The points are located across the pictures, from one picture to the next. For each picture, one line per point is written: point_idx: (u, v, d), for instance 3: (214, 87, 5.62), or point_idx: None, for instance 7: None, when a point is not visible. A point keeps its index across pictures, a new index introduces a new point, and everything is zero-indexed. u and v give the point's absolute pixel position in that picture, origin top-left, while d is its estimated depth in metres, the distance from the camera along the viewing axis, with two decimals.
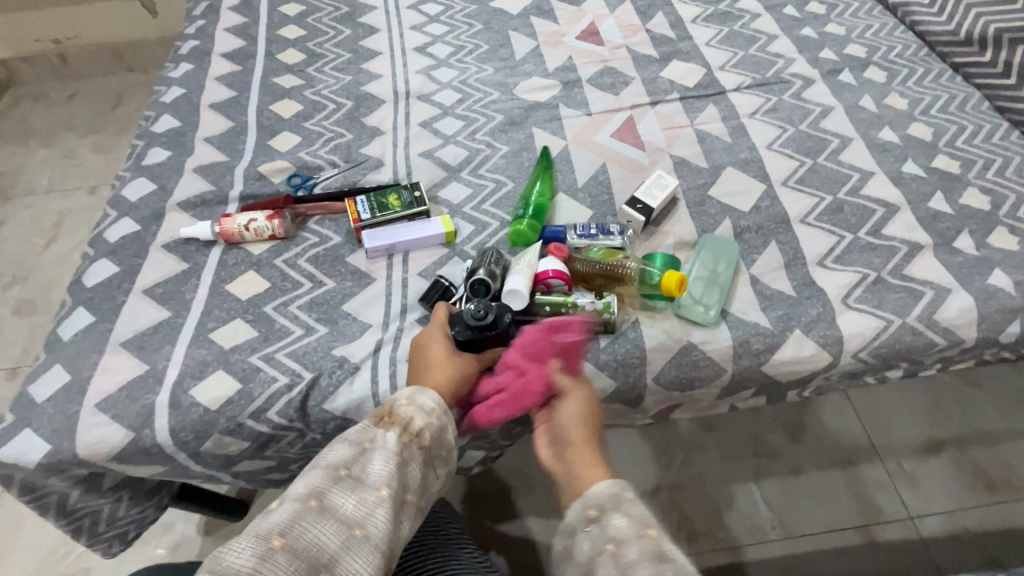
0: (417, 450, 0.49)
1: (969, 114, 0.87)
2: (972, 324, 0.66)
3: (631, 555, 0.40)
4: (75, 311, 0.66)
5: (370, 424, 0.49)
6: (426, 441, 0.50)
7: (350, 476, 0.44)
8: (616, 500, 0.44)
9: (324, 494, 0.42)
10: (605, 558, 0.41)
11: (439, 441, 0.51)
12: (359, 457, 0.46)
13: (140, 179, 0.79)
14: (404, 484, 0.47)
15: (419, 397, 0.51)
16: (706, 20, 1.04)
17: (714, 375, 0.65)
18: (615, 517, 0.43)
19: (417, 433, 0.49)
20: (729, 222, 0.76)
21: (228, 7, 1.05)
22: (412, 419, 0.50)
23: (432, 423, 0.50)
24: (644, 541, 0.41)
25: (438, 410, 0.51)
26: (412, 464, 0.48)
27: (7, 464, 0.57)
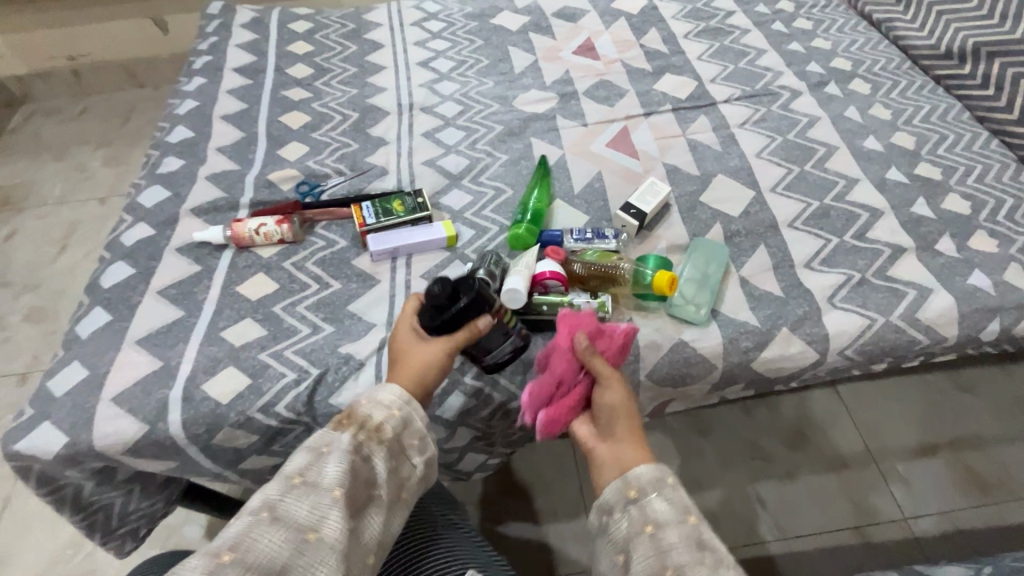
0: (378, 446, 0.51)
1: (950, 124, 0.90)
2: (954, 322, 0.68)
3: (669, 537, 0.45)
4: (93, 311, 0.69)
5: (331, 428, 0.51)
6: (386, 435, 0.52)
7: (305, 482, 0.47)
8: (656, 484, 0.49)
9: (279, 503, 0.45)
10: (644, 538, 0.46)
11: (405, 433, 0.53)
12: (313, 463, 0.48)
13: (155, 186, 0.83)
14: (369, 480, 0.50)
15: (380, 393, 0.54)
16: (698, 35, 1.09)
17: (705, 372, 0.67)
18: (654, 499, 0.48)
19: (378, 430, 0.52)
20: (720, 226, 0.79)
21: (240, 25, 1.10)
22: (370, 417, 0.52)
23: (393, 417, 0.52)
24: (683, 526, 0.46)
25: (401, 404, 0.53)
26: (375, 459, 0.50)
27: (27, 456, 0.59)
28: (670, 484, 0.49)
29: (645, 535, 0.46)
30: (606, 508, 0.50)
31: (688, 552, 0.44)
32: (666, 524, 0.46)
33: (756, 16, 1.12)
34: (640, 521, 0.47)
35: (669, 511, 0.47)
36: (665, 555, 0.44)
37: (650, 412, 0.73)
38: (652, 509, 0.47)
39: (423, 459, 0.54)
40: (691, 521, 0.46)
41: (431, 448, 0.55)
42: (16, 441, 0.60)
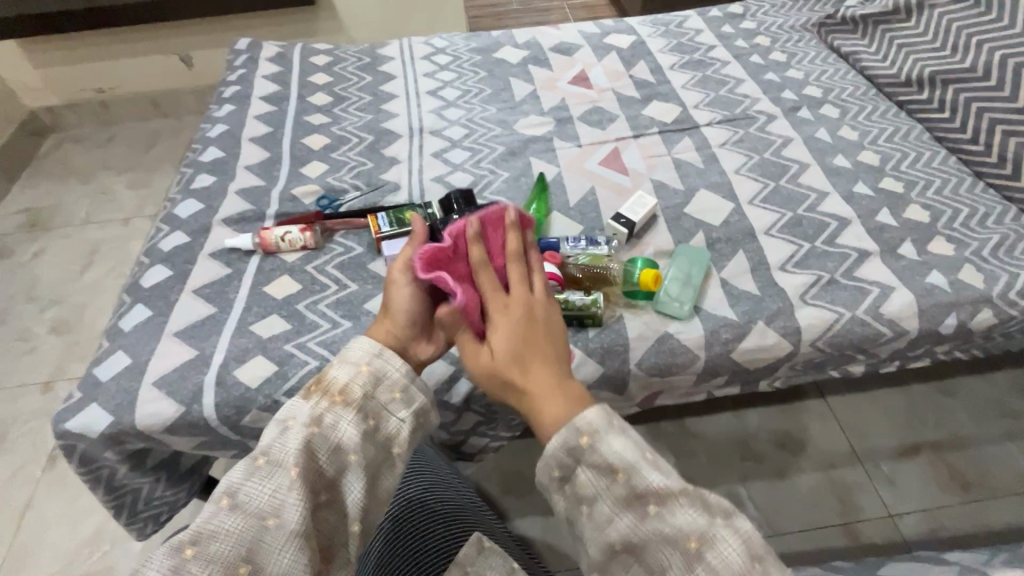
0: (346, 409, 0.49)
1: (911, 143, 0.99)
2: (913, 317, 0.76)
3: (604, 509, 0.43)
4: (135, 307, 0.77)
5: (299, 397, 0.50)
6: (353, 396, 0.49)
7: (267, 459, 0.46)
8: (575, 457, 0.44)
9: (241, 485, 0.44)
10: (583, 520, 0.44)
11: (379, 390, 0.51)
12: (276, 437, 0.47)
13: (189, 200, 0.92)
14: (342, 447, 0.47)
15: (351, 349, 0.53)
16: (682, 67, 1.19)
17: (689, 362, 0.74)
18: (579, 472, 0.44)
19: (345, 392, 0.50)
20: (702, 234, 0.87)
21: (266, 59, 1.21)
22: (334, 381, 0.50)
23: (360, 375, 0.51)
24: (615, 488, 0.43)
25: (369, 359, 0.52)
26: (343, 423, 0.48)
27: (76, 434, 0.66)
28: (589, 446, 0.44)
29: (582, 515, 0.44)
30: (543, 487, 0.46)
31: (629, 513, 0.42)
32: (598, 496, 0.43)
33: (735, 50, 1.23)
34: (575, 499, 0.44)
35: (596, 479, 0.44)
36: (609, 528, 0.42)
37: (641, 401, 0.79)
38: (581, 486, 0.44)
39: (409, 413, 0.51)
40: (620, 479, 0.43)
41: (416, 399, 0.52)
42: (66, 420, 0.66)
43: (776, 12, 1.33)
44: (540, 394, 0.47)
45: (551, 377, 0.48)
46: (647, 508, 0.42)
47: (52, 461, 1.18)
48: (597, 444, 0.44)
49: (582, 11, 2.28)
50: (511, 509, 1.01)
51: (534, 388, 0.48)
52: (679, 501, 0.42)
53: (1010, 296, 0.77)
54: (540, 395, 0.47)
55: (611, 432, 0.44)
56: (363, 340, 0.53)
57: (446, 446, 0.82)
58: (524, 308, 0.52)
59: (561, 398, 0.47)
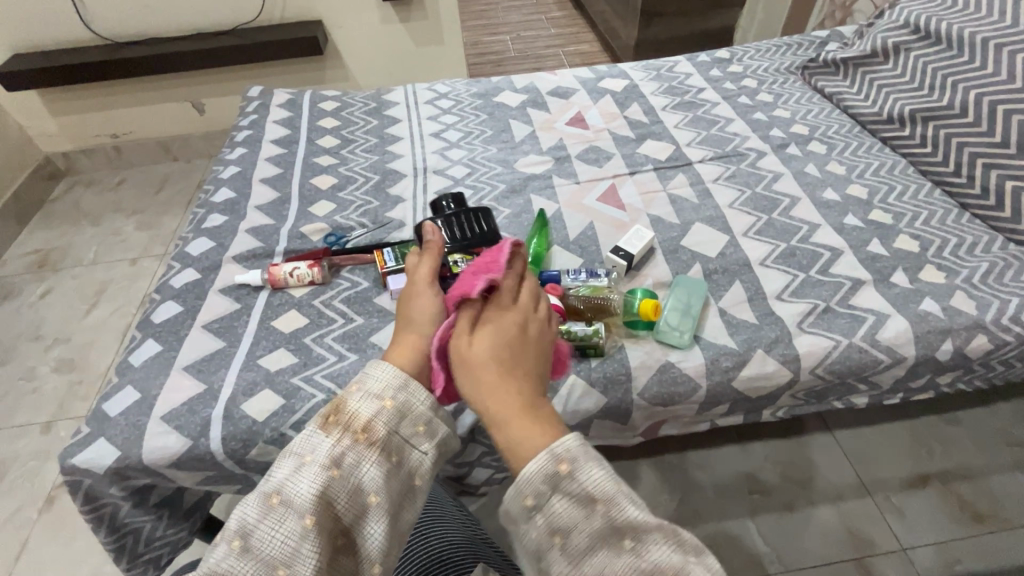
0: (368, 449, 0.47)
1: (897, 176, 1.04)
2: (909, 343, 0.77)
3: (580, 541, 0.41)
4: (145, 342, 0.79)
5: (316, 428, 0.49)
6: (376, 434, 0.48)
7: (281, 501, 0.45)
8: (552, 482, 0.42)
9: (253, 528, 0.44)
10: (557, 552, 0.41)
11: (403, 425, 0.50)
12: (292, 478, 0.46)
13: (201, 238, 0.95)
14: (362, 489, 0.47)
15: (371, 377, 0.51)
16: (674, 108, 1.25)
17: (691, 391, 0.75)
18: (555, 502, 0.42)
19: (367, 430, 0.48)
20: (700, 265, 0.90)
21: (277, 105, 1.27)
22: (356, 416, 0.49)
23: (383, 412, 0.49)
24: (593, 519, 0.41)
25: (393, 393, 0.50)
26: (364, 465, 0.47)
27: (81, 470, 0.66)
28: (568, 475, 0.42)
29: (555, 548, 0.41)
30: (511, 518, 0.43)
31: (605, 547, 0.40)
32: (575, 527, 0.41)
33: (724, 91, 1.30)
34: (547, 532, 0.41)
35: (573, 510, 0.41)
36: (584, 561, 0.40)
37: (646, 430, 0.81)
38: (555, 514, 0.41)
39: (433, 445, 0.51)
40: (599, 509, 0.41)
41: (440, 432, 0.52)
42: (72, 455, 0.67)
43: (762, 56, 1.40)
44: (513, 420, 0.45)
45: (522, 397, 0.47)
46: (623, 541, 0.40)
47: (49, 503, 1.16)
48: (577, 472, 0.42)
49: (576, 57, 2.40)
50: None
51: (506, 407, 0.46)
52: (652, 537, 0.40)
53: (1003, 322, 0.78)
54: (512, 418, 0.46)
55: (590, 464, 0.42)
56: (385, 367, 0.51)
57: (451, 477, 0.82)
58: (521, 320, 0.53)
59: (535, 423, 0.45)
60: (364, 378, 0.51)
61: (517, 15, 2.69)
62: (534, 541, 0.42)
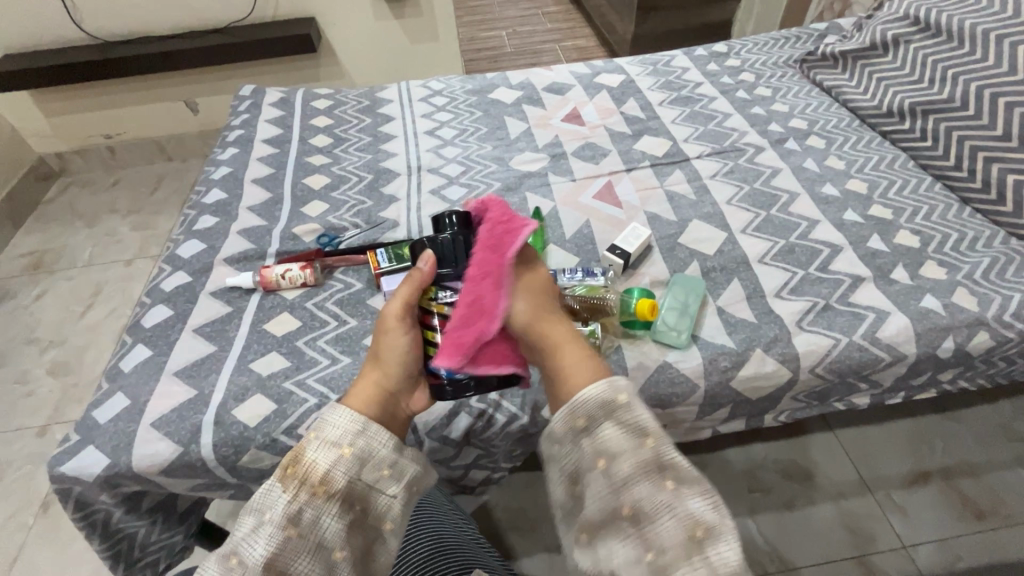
0: (327, 503, 0.49)
1: (897, 171, 1.02)
2: (911, 340, 0.76)
3: (623, 469, 0.47)
4: (135, 347, 0.77)
5: (276, 482, 0.50)
6: (336, 487, 0.50)
7: (239, 560, 0.47)
8: (607, 411, 0.49)
9: None
10: (598, 474, 0.48)
11: (365, 471, 0.51)
12: (251, 536, 0.48)
13: (192, 240, 0.93)
14: (325, 544, 0.49)
15: (328, 424, 0.53)
16: (671, 103, 1.24)
17: (689, 391, 0.74)
18: (606, 428, 0.49)
19: (326, 482, 0.50)
20: (697, 263, 0.89)
21: (269, 103, 1.25)
22: (315, 468, 0.50)
23: (342, 462, 0.50)
24: (641, 453, 0.47)
25: (351, 439, 0.52)
26: (325, 519, 0.49)
27: (70, 478, 0.65)
28: (624, 406, 0.49)
29: (598, 471, 0.48)
30: (556, 438, 0.51)
31: (647, 482, 0.46)
32: (622, 454, 0.47)
33: (722, 86, 1.28)
34: (593, 455, 0.48)
35: (622, 441, 0.48)
36: (624, 490, 0.46)
37: None
38: (605, 442, 0.48)
39: (399, 487, 0.53)
40: (648, 445, 0.47)
41: (407, 473, 0.53)
42: (61, 464, 0.66)
43: (760, 49, 1.38)
44: (567, 360, 0.54)
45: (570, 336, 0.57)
46: (665, 482, 0.46)
47: (44, 508, 1.15)
48: (632, 406, 0.49)
49: (573, 53, 2.37)
50: (515, 547, 0.99)
51: (562, 349, 0.55)
52: (692, 489, 0.45)
53: (1005, 318, 0.77)
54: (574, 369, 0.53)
55: (641, 403, 0.49)
56: (345, 414, 0.53)
57: (448, 480, 0.82)
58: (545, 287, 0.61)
59: (586, 365, 0.53)
60: (324, 426, 0.53)
61: (514, 10, 2.66)
62: (578, 460, 0.49)
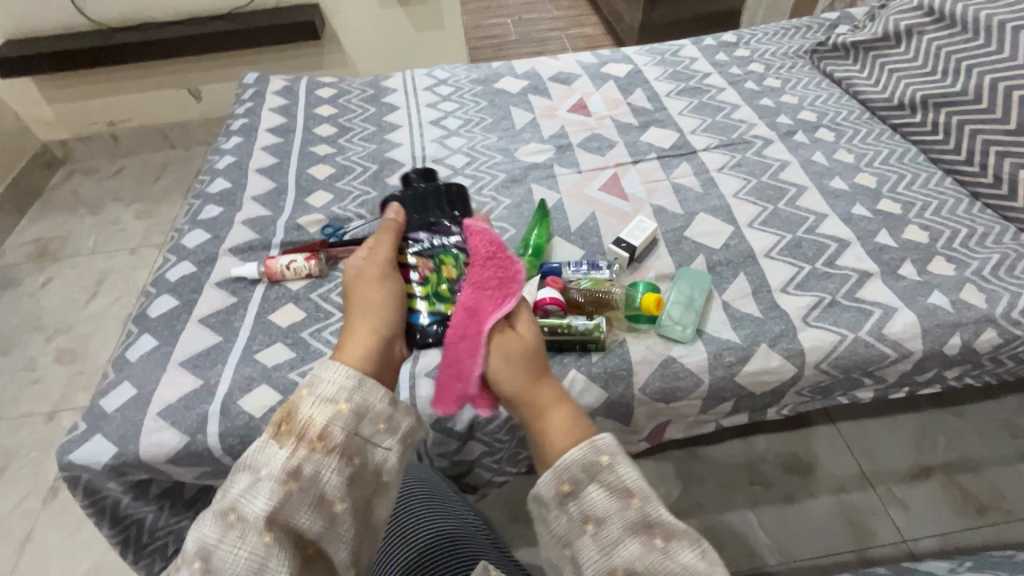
0: (327, 457, 0.47)
1: (907, 165, 1.01)
2: (917, 337, 0.76)
3: (612, 530, 0.44)
4: (141, 337, 0.78)
5: (269, 438, 0.48)
6: (333, 440, 0.48)
7: (237, 517, 0.44)
8: (591, 472, 0.47)
9: (215, 545, 0.43)
10: (588, 538, 0.45)
11: (362, 425, 0.50)
12: (246, 493, 0.45)
13: (196, 230, 0.93)
14: (325, 498, 0.46)
15: (322, 381, 0.51)
16: (679, 94, 1.22)
17: (693, 386, 0.74)
18: (591, 489, 0.46)
19: (323, 437, 0.48)
20: (703, 257, 0.88)
21: (273, 92, 1.25)
22: (310, 424, 0.48)
23: (340, 416, 0.49)
24: (627, 512, 0.45)
25: (348, 395, 0.50)
26: (325, 473, 0.47)
27: (78, 465, 0.66)
28: (608, 465, 0.47)
29: (587, 534, 0.45)
30: (543, 502, 0.48)
31: (636, 542, 0.43)
32: (609, 517, 0.45)
33: (730, 76, 1.27)
34: (581, 518, 0.45)
35: (608, 502, 0.45)
36: (614, 552, 0.43)
37: (651, 431, 0.80)
38: (591, 503, 0.46)
39: (395, 441, 0.51)
40: (635, 505, 0.45)
41: (402, 427, 0.52)
42: (70, 452, 0.66)
43: (769, 39, 1.36)
44: (551, 419, 0.52)
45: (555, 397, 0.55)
46: (654, 539, 0.43)
47: (53, 493, 1.17)
48: (616, 465, 0.47)
49: (580, 41, 2.34)
50: (518, 536, 0.99)
51: (545, 406, 0.54)
52: (681, 542, 0.43)
53: (1013, 316, 0.77)
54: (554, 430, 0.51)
55: (625, 460, 0.47)
56: (339, 367, 0.51)
57: (451, 476, 0.83)
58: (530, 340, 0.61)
59: (565, 426, 0.51)
60: (317, 381, 0.51)
61: None
62: (565, 524, 0.46)
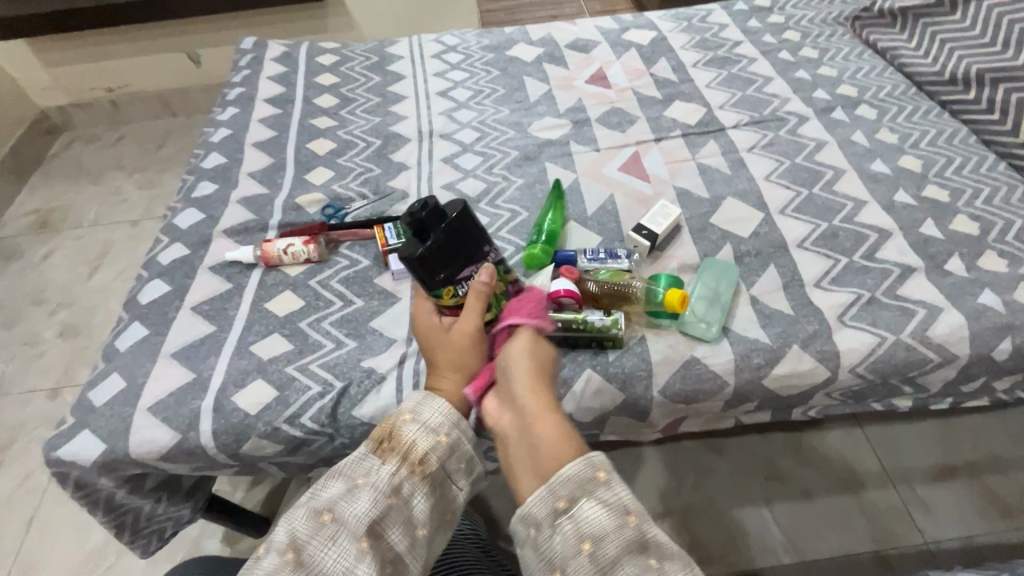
0: (421, 481, 0.52)
1: (957, 147, 0.92)
2: (965, 340, 0.70)
3: (608, 551, 0.41)
4: (131, 325, 0.74)
5: (371, 454, 0.52)
6: (429, 466, 0.53)
7: (332, 518, 0.47)
8: (587, 487, 0.44)
9: (307, 542, 0.46)
10: (583, 559, 0.41)
11: (451, 459, 0.54)
12: (345, 497, 0.49)
13: (190, 210, 0.88)
14: (412, 520, 0.51)
15: (426, 409, 0.55)
16: (706, 64, 1.13)
17: (717, 389, 0.69)
18: (588, 506, 0.44)
19: (422, 461, 0.52)
20: (730, 247, 0.82)
21: (271, 58, 1.17)
22: (413, 447, 0.53)
23: (439, 446, 0.53)
24: (624, 531, 0.42)
25: (447, 428, 0.55)
26: (417, 496, 0.52)
27: (66, 462, 0.63)
28: (605, 481, 0.44)
29: (583, 555, 0.42)
30: (534, 521, 0.45)
31: (631, 563, 0.40)
32: (605, 535, 0.42)
33: (762, 46, 1.17)
34: (575, 539, 0.43)
35: (603, 520, 0.43)
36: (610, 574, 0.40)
37: (665, 426, 0.75)
38: (584, 522, 0.43)
39: (469, 482, 0.56)
40: (631, 523, 0.42)
41: (478, 470, 0.57)
42: (57, 447, 0.63)
43: (807, 4, 1.25)
44: (542, 428, 0.49)
45: (547, 407, 0.52)
46: (649, 562, 0.40)
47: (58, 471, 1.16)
48: (613, 482, 0.44)
49: (597, 5, 2.21)
50: None
51: (537, 415, 0.51)
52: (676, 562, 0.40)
53: None
54: (547, 440, 0.48)
55: (619, 478, 0.45)
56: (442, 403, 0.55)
57: None
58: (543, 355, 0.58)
59: (558, 438, 0.48)
60: (419, 408, 0.55)
61: None
62: (560, 547, 0.43)
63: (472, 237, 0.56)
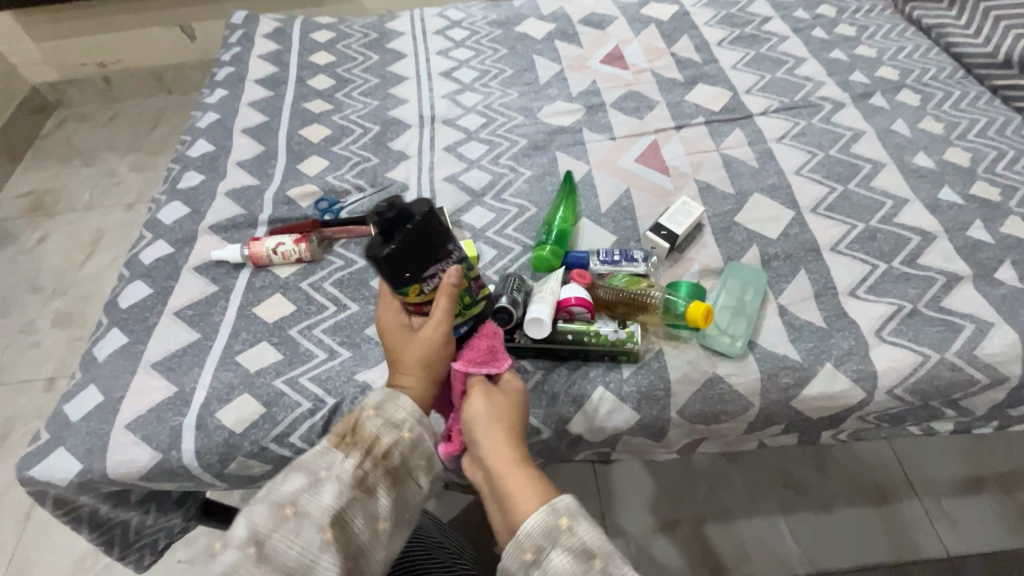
0: (386, 475, 0.46)
1: (1010, 138, 0.84)
2: (1016, 360, 0.63)
3: None
4: (110, 331, 0.69)
5: (332, 446, 0.46)
6: (395, 461, 0.46)
7: (293, 512, 0.42)
8: (550, 537, 0.40)
9: (264, 537, 0.40)
10: None
11: (415, 454, 0.48)
12: (307, 489, 0.43)
13: (174, 203, 0.82)
14: (376, 514, 0.45)
15: (390, 403, 0.48)
16: (732, 43, 1.04)
17: (740, 410, 0.64)
18: (554, 555, 0.39)
19: (384, 454, 0.46)
20: (757, 249, 0.75)
21: (262, 35, 1.09)
22: (376, 439, 0.46)
23: (403, 440, 0.47)
24: None
25: (412, 423, 0.48)
26: (381, 491, 0.46)
27: (41, 482, 0.59)
28: (567, 529, 0.40)
29: None
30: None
31: None
32: None
33: (794, 22, 1.07)
34: None
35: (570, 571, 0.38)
36: None
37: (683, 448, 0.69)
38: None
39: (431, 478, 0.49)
40: (597, 567, 0.38)
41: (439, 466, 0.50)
42: (32, 465, 0.59)
43: None
44: (508, 485, 0.44)
45: (514, 457, 0.47)
46: None
47: None
48: (576, 528, 0.40)
49: None
50: None
51: (503, 470, 0.46)
52: None
53: None
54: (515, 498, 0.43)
55: (585, 519, 0.41)
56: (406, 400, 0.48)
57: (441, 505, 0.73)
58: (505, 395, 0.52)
59: (526, 493, 0.43)
60: (381, 399, 0.48)
61: None
62: None
63: (435, 241, 0.48)
